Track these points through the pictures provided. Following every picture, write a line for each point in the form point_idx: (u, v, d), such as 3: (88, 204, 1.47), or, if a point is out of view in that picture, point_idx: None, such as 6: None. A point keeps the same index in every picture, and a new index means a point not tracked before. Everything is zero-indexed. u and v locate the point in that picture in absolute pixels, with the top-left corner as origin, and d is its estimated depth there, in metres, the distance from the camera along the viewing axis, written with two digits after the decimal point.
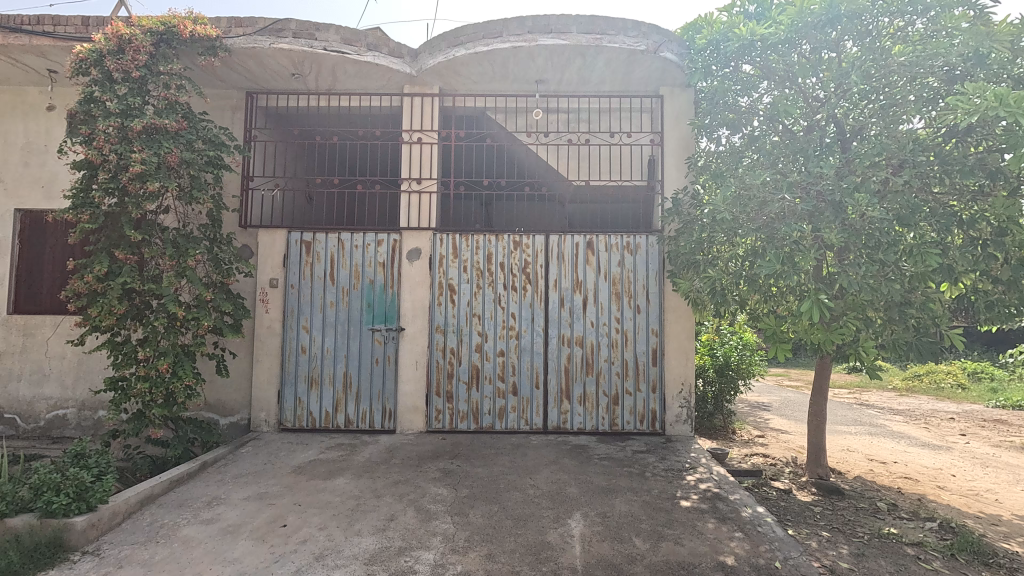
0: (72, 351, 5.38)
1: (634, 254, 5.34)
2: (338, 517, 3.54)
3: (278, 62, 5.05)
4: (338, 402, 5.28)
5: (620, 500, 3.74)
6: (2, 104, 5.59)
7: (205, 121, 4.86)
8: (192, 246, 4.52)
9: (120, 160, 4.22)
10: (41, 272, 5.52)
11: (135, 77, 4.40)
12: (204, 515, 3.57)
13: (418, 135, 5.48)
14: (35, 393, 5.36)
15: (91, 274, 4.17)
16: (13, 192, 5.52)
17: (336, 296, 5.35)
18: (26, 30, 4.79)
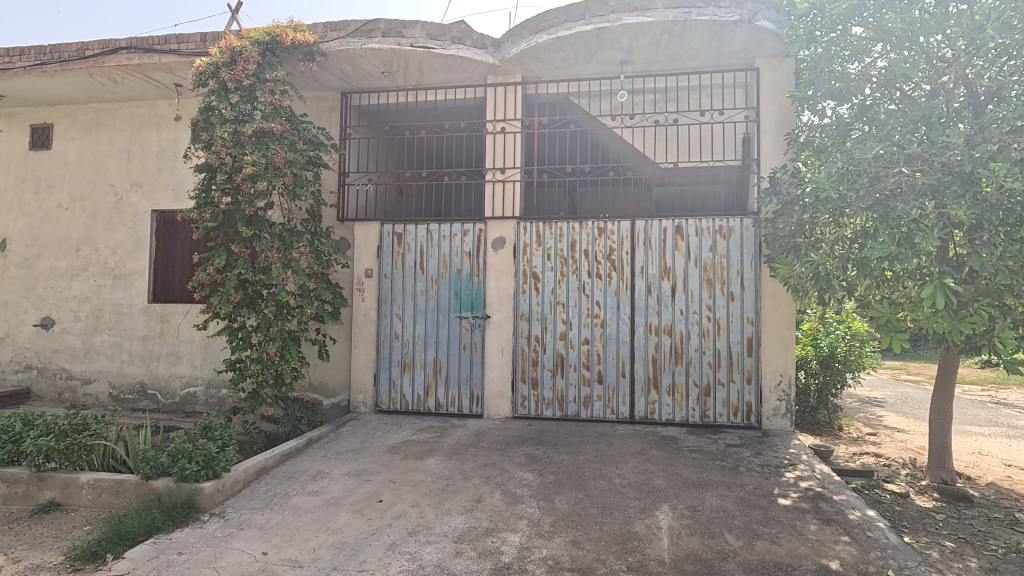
0: (199, 336, 6.03)
1: (727, 238, 5.07)
2: (429, 496, 3.71)
3: (370, 62, 5.30)
4: (429, 387, 5.50)
5: (712, 495, 3.60)
6: (140, 117, 6.33)
7: (305, 123, 5.22)
8: (296, 240, 4.89)
9: (234, 163, 4.64)
10: (173, 265, 6.22)
11: (246, 85, 4.80)
12: (310, 487, 3.88)
13: (502, 124, 5.53)
14: (171, 372, 6.07)
15: (212, 266, 4.65)
16: (150, 194, 6.25)
17: (425, 285, 5.56)
18: (156, 50, 5.38)
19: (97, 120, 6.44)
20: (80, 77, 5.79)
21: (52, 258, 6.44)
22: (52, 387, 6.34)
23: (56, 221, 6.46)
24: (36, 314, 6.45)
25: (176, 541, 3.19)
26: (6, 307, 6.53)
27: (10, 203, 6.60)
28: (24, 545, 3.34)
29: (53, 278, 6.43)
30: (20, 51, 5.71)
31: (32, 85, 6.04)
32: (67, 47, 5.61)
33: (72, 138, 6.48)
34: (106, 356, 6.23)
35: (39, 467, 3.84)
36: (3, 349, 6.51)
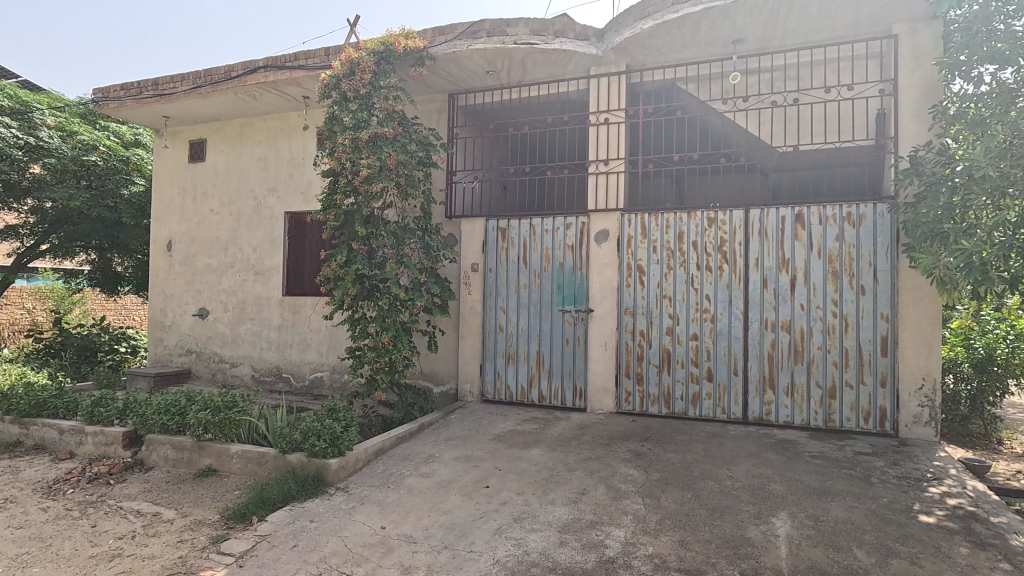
0: (325, 325, 6.61)
1: (856, 226, 4.61)
2: (534, 485, 3.78)
3: (476, 62, 5.46)
4: (533, 378, 5.59)
5: (838, 505, 3.31)
6: (274, 128, 7.04)
7: (416, 125, 5.50)
8: (409, 236, 5.20)
9: (353, 166, 5.02)
10: (303, 262, 6.87)
11: (363, 94, 5.16)
12: (423, 469, 4.12)
13: (605, 115, 5.45)
14: (302, 358, 6.71)
15: (335, 262, 5.06)
16: (284, 198, 6.93)
17: (529, 279, 5.64)
18: (288, 67, 5.94)
19: (240, 133, 7.25)
20: (227, 95, 6.56)
21: (207, 256, 7.38)
22: (207, 368, 7.28)
23: (209, 224, 7.39)
24: (195, 305, 7.43)
25: (308, 510, 3.55)
26: (172, 299, 7.60)
27: (174, 209, 7.66)
28: (189, 503, 3.89)
29: (208, 273, 7.37)
30: (181, 77, 6.60)
31: (190, 106, 6.94)
32: (216, 70, 6.38)
33: (221, 151, 7.36)
34: (249, 342, 7.04)
35: (200, 436, 4.45)
36: (170, 334, 7.59)
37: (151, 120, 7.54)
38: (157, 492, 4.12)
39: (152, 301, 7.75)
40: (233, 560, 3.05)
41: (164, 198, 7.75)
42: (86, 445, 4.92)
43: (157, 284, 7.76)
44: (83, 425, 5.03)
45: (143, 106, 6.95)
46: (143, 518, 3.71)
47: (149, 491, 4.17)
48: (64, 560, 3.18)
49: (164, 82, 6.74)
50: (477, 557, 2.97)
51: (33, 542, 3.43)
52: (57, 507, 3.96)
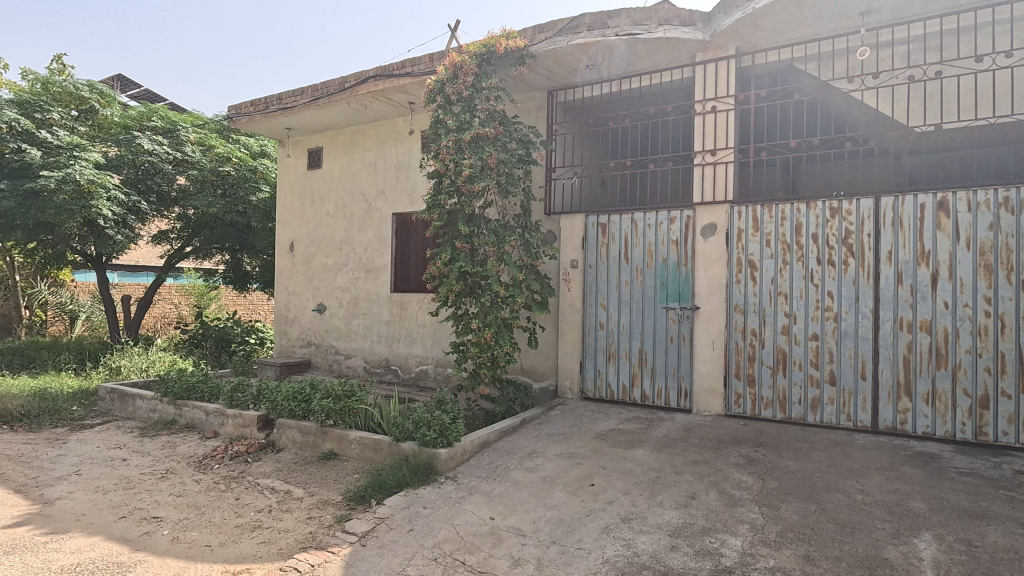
0: (430, 321, 6.89)
1: (1016, 213, 4.03)
2: (641, 486, 3.70)
3: (576, 58, 5.43)
4: (635, 377, 5.47)
5: (996, 530, 2.92)
6: (383, 134, 7.44)
7: (517, 124, 5.57)
8: (509, 235, 5.24)
9: (457, 167, 5.17)
10: (409, 260, 7.21)
11: (466, 96, 5.30)
12: (527, 464, 4.17)
13: (713, 103, 5.20)
14: (409, 351, 7.06)
15: (440, 260, 5.25)
16: (391, 200, 7.32)
17: (630, 275, 5.52)
18: (396, 75, 6.26)
19: (352, 140, 7.74)
20: (341, 105, 7.03)
21: (324, 256, 7.97)
22: (325, 359, 7.88)
23: (325, 226, 7.97)
24: (314, 301, 8.06)
25: (421, 497, 3.73)
26: (294, 295, 8.30)
27: (296, 213, 8.34)
28: (316, 483, 4.24)
29: (325, 271, 7.96)
30: (301, 91, 7.17)
31: (308, 117, 7.52)
32: (332, 82, 6.86)
33: (335, 157, 7.91)
34: (361, 336, 7.52)
35: (323, 423, 4.83)
36: (293, 327, 8.29)
37: (276, 132, 8.26)
38: (287, 472, 4.53)
39: (277, 297, 8.51)
40: (357, 539, 3.28)
41: (287, 202, 8.47)
42: (227, 426, 5.51)
43: (282, 282, 8.50)
44: (225, 407, 5.64)
45: (269, 119, 7.65)
46: (277, 495, 4.09)
47: (281, 470, 4.59)
48: (216, 527, 3.59)
49: (287, 97, 7.36)
50: (586, 555, 2.96)
51: (190, 509, 3.90)
52: (207, 480, 4.47)
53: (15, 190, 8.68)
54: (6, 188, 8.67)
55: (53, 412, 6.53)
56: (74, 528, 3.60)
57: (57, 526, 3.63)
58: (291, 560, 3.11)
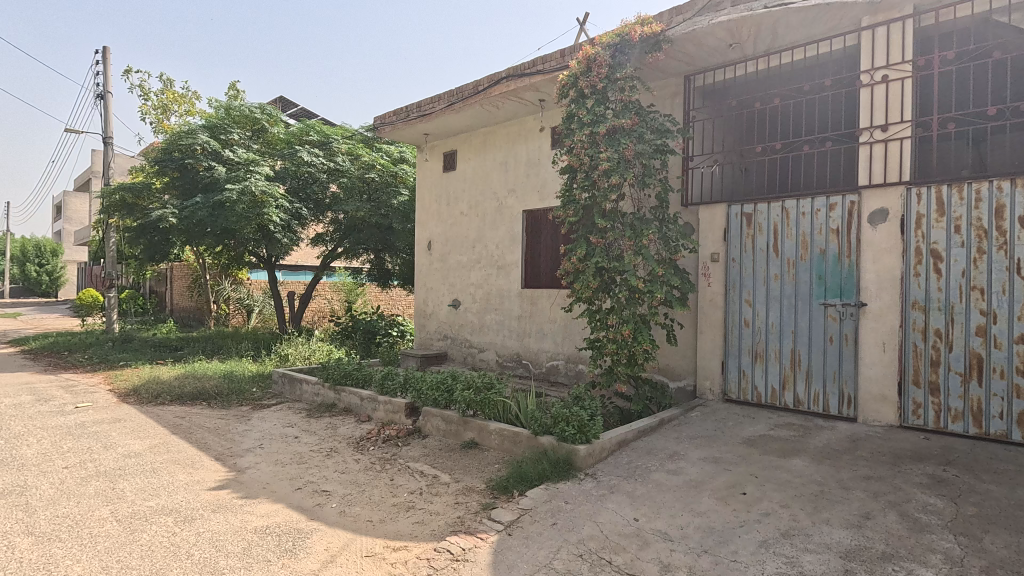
0: (561, 316, 6.92)
1: None
2: (801, 499, 3.37)
3: (717, 37, 5.10)
4: (786, 380, 5.01)
5: None
6: (513, 133, 7.59)
7: (653, 113, 5.36)
8: (646, 228, 5.05)
9: (591, 161, 5.11)
10: (540, 256, 7.28)
11: (600, 88, 5.21)
12: (669, 466, 4.00)
13: (883, 72, 4.59)
14: (540, 346, 7.14)
15: (575, 256, 5.22)
16: (522, 197, 7.45)
17: (780, 268, 5.08)
18: (528, 74, 6.35)
19: (484, 141, 8.00)
20: (474, 108, 7.29)
21: (458, 254, 8.35)
22: (460, 352, 8.26)
23: (460, 225, 8.33)
24: (449, 296, 8.48)
25: (562, 491, 3.75)
26: (432, 291, 8.80)
27: (433, 214, 8.83)
28: (460, 470, 4.46)
29: (459, 269, 8.33)
30: (438, 97, 7.58)
31: (445, 122, 7.91)
32: (466, 87, 7.15)
33: (468, 159, 8.23)
34: (494, 330, 7.76)
35: (464, 413, 5.07)
36: (431, 321, 8.79)
37: (415, 138, 8.81)
38: (434, 457, 4.81)
39: (417, 293, 9.07)
40: (502, 528, 3.38)
41: (425, 204, 8.99)
42: (379, 411, 5.99)
43: (421, 279, 9.05)
44: (376, 394, 6.14)
45: (409, 127, 8.18)
46: (426, 478, 4.36)
47: (428, 455, 4.89)
48: (375, 505, 3.92)
49: (425, 104, 7.82)
50: (744, 569, 2.77)
51: (352, 486, 4.29)
52: (365, 460, 4.90)
53: (207, 201, 10.18)
54: (200, 200, 10.21)
55: (239, 392, 7.59)
56: (261, 494, 4.14)
57: (249, 491, 4.20)
58: (443, 541, 3.28)
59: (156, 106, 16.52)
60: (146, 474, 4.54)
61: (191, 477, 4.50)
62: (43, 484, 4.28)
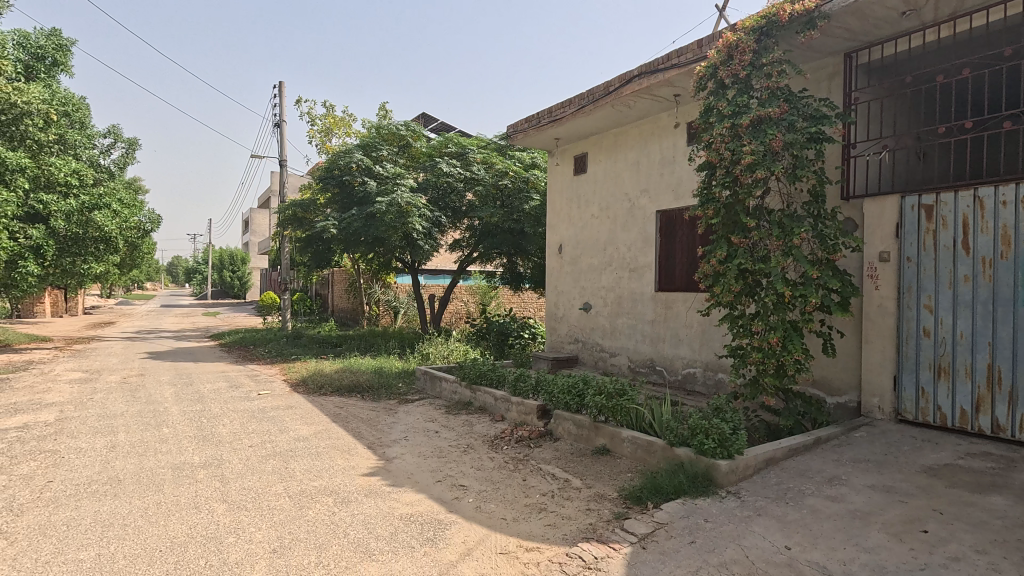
0: (698, 321, 6.55)
1: None
2: (1004, 545, 2.81)
3: (886, 6, 4.47)
4: (982, 402, 4.22)
5: None
6: (646, 132, 7.37)
7: (805, 98, 4.85)
8: (798, 225, 4.57)
9: (733, 156, 4.76)
10: (675, 258, 6.98)
11: (742, 77, 4.86)
12: (828, 492, 3.58)
13: None
14: (675, 352, 6.83)
15: (715, 257, 4.88)
16: (655, 197, 7.20)
17: (973, 269, 4.30)
18: (661, 69, 6.12)
19: (615, 142, 7.86)
20: (606, 109, 7.21)
21: (589, 257, 8.28)
22: (591, 356, 8.19)
23: (591, 228, 8.26)
24: (580, 300, 8.45)
25: (701, 508, 3.54)
26: (563, 294, 8.83)
27: (563, 218, 8.86)
28: (592, 476, 4.42)
29: (590, 272, 8.26)
30: (569, 101, 7.61)
31: (575, 126, 7.92)
32: (597, 89, 7.09)
33: (599, 161, 8.14)
34: (626, 335, 7.57)
35: (596, 418, 5.01)
36: (562, 324, 8.82)
37: (546, 143, 8.92)
38: (566, 461, 4.82)
39: (548, 296, 9.16)
40: (637, 540, 3.28)
41: (556, 208, 9.04)
42: (512, 412, 6.15)
43: (552, 283, 9.11)
44: (510, 394, 6.32)
45: (540, 132, 8.30)
46: (558, 481, 4.38)
47: (560, 458, 4.92)
48: (509, 503, 4.02)
49: (556, 109, 7.89)
50: None
51: (487, 483, 4.45)
52: (499, 458, 5.06)
53: (361, 213, 11.27)
54: (356, 212, 11.36)
55: (388, 387, 8.28)
56: (407, 483, 4.46)
57: (396, 480, 4.55)
58: (576, 547, 3.27)
59: (320, 130, 18.70)
60: (312, 457, 5.13)
61: (348, 462, 4.99)
62: (234, 459, 5.03)
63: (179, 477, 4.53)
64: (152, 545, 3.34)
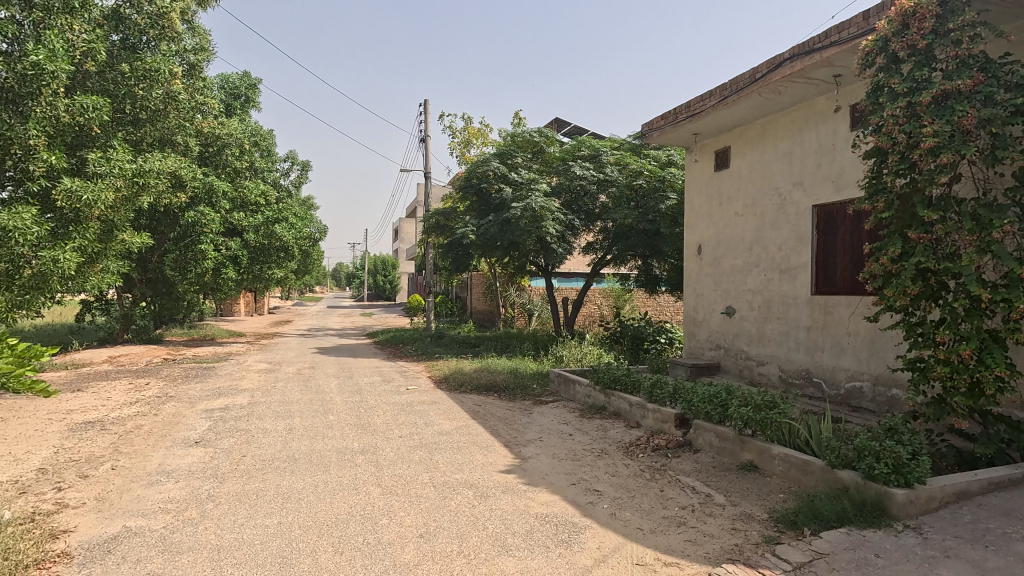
0: (865, 329, 5.81)
1: None
2: None
3: None
4: None
5: None
6: (799, 119, 6.71)
7: (1009, 65, 4.06)
8: (999, 216, 3.81)
9: (909, 139, 4.14)
10: (835, 257, 6.27)
11: (922, 47, 4.21)
12: None
13: None
14: (836, 363, 6.12)
15: (885, 256, 4.28)
16: (811, 191, 6.54)
17: None
18: (817, 49, 5.55)
19: (763, 132, 7.27)
20: (751, 99, 6.70)
21: (733, 257, 7.73)
22: (735, 364, 7.64)
23: (734, 226, 7.71)
24: (722, 304, 7.92)
25: (869, 541, 3.12)
26: (703, 297, 8.34)
27: (703, 216, 8.38)
28: (738, 493, 4.12)
29: (734, 274, 7.71)
30: (710, 93, 7.20)
31: (716, 119, 7.47)
32: (742, 77, 6.62)
33: (744, 154, 7.58)
34: (776, 342, 6.95)
35: (741, 431, 4.67)
36: (702, 329, 8.34)
37: (684, 139, 8.52)
38: (707, 474, 4.55)
39: (686, 300, 8.71)
40: (790, 568, 2.99)
41: (694, 207, 8.57)
42: (648, 419, 5.97)
43: (690, 285, 8.65)
44: (646, 401, 6.15)
45: (678, 129, 7.95)
46: (698, 496, 4.15)
47: (701, 471, 4.66)
48: (646, 513, 3.90)
49: (695, 103, 7.51)
50: None
51: (623, 490, 4.36)
52: (635, 466, 4.93)
53: (498, 219, 11.72)
54: (493, 218, 11.84)
55: (523, 387, 8.49)
56: (542, 483, 4.53)
57: (531, 479, 4.65)
58: (720, 568, 3.07)
59: (460, 141, 19.80)
60: (454, 451, 5.43)
61: (487, 458, 5.21)
62: (386, 448, 5.51)
63: (341, 461, 5.08)
64: (321, 519, 3.78)
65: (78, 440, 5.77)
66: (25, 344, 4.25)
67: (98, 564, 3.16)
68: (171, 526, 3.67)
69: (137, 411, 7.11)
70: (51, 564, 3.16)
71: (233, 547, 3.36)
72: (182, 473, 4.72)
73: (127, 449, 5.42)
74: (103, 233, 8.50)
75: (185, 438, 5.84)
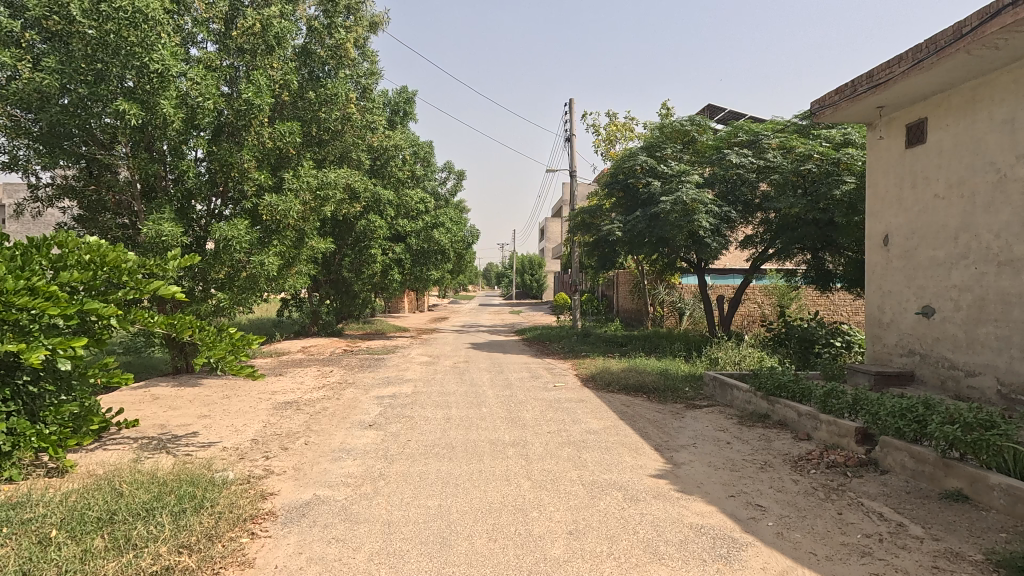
0: None
1: None
2: None
3: None
4: None
5: None
6: None
7: None
8: None
9: None
10: None
11: None
12: None
13: None
14: None
15: None
16: None
17: None
18: None
19: (973, 97, 6.07)
20: (956, 59, 5.63)
21: (931, 248, 6.57)
22: (935, 374, 6.50)
23: (934, 211, 6.54)
24: (916, 302, 6.78)
25: None
26: (890, 295, 7.20)
27: (890, 202, 7.23)
28: (941, 527, 3.50)
29: (933, 267, 6.55)
30: (899, 58, 6.19)
31: (909, 87, 6.39)
32: (942, 35, 5.58)
33: (946, 125, 6.41)
34: (993, 349, 5.78)
35: (944, 453, 3.97)
36: (889, 333, 7.21)
37: (865, 115, 7.44)
38: (899, 500, 3.93)
39: (868, 298, 7.59)
40: None
41: (878, 191, 7.44)
42: (821, 431, 5.35)
43: (873, 281, 7.53)
44: (818, 411, 5.52)
45: (856, 103, 6.95)
46: (888, 524, 3.60)
47: (890, 495, 4.03)
48: (820, 537, 3.48)
49: (879, 71, 6.49)
50: None
51: (791, 508, 3.94)
52: (805, 483, 4.42)
53: (645, 214, 11.39)
54: (640, 213, 11.55)
55: (675, 389, 8.12)
56: (696, 492, 4.29)
57: (685, 486, 4.42)
58: None
59: (605, 138, 19.55)
60: (602, 451, 5.37)
61: (637, 461, 5.07)
62: (536, 442, 5.64)
63: (493, 451, 5.33)
64: (478, 506, 3.99)
65: (280, 417, 6.81)
66: (240, 332, 4.92)
67: (296, 525, 3.68)
68: (351, 498, 4.15)
69: (324, 394, 8.17)
70: (261, 520, 3.76)
71: (402, 523, 3.69)
72: (359, 452, 5.32)
73: (317, 428, 6.27)
74: (298, 240, 9.92)
75: (360, 421, 6.57)
